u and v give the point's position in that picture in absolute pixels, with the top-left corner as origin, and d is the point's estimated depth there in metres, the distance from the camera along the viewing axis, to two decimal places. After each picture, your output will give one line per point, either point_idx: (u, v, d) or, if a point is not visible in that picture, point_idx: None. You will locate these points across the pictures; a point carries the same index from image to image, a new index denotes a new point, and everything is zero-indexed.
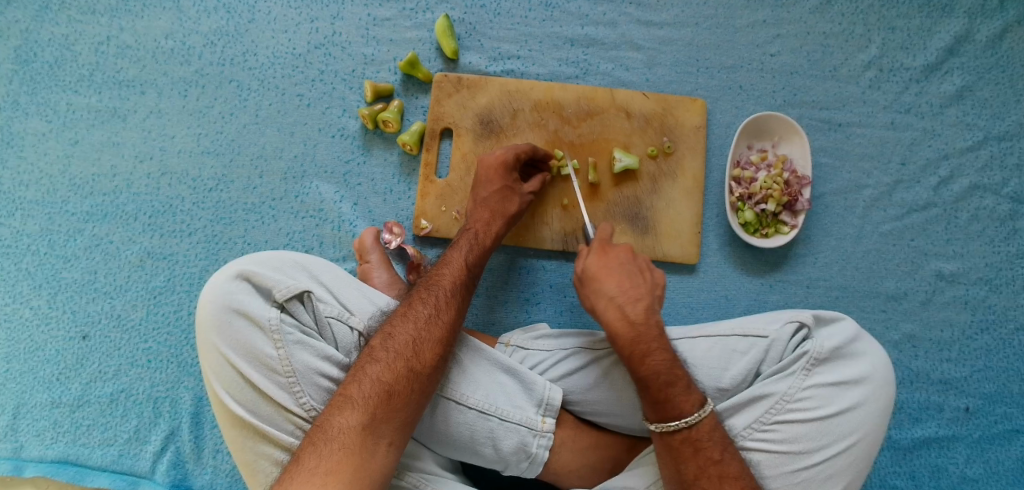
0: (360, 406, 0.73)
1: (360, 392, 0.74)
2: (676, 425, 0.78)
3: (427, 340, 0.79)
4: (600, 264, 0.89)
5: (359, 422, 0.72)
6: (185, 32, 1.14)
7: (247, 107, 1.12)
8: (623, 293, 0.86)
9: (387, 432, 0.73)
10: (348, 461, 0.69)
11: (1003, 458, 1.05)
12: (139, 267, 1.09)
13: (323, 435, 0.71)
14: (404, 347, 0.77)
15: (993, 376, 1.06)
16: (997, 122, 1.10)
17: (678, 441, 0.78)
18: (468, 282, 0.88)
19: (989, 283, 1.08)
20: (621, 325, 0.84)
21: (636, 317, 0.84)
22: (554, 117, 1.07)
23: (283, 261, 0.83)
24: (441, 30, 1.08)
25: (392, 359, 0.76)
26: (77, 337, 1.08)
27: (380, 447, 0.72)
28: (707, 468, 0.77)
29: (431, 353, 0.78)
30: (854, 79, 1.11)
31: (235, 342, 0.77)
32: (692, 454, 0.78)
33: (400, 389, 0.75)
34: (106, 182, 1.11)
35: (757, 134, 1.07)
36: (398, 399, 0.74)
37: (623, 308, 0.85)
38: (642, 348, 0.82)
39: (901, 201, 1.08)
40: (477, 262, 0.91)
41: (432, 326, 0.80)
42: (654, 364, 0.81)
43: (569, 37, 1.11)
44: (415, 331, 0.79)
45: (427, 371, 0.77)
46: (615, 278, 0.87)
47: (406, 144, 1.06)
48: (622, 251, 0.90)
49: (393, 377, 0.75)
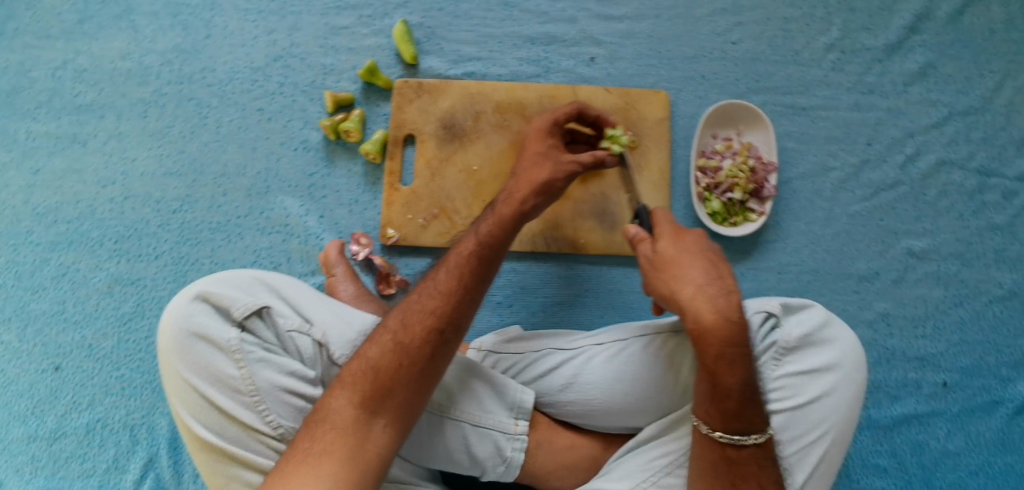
0: (349, 385, 0.71)
1: (351, 371, 0.73)
2: (748, 441, 0.74)
3: (420, 313, 0.76)
4: (677, 249, 0.80)
5: (349, 400, 0.70)
6: (142, 52, 1.13)
7: (207, 125, 1.11)
8: (710, 285, 0.76)
9: (380, 410, 0.70)
10: (342, 442, 0.67)
11: (983, 430, 1.05)
12: (108, 294, 1.09)
13: (318, 416, 0.70)
14: (395, 322, 0.76)
15: (969, 350, 1.07)
16: (961, 97, 1.10)
17: (743, 455, 0.75)
18: (485, 257, 0.81)
19: (960, 258, 1.08)
20: (712, 320, 0.74)
21: (731, 312, 0.74)
22: (517, 117, 1.06)
23: (241, 279, 0.82)
24: (399, 35, 1.07)
25: (381, 335, 0.75)
26: (49, 369, 1.07)
27: (374, 426, 0.69)
28: (767, 482, 0.75)
29: (422, 325, 0.75)
30: (816, 62, 1.11)
31: (197, 366, 0.77)
32: (755, 469, 0.75)
33: (387, 364, 0.72)
34: (70, 210, 1.10)
35: (722, 123, 1.07)
36: (387, 375, 0.72)
37: (713, 302, 0.75)
38: (731, 352, 0.73)
39: (868, 181, 1.08)
40: (492, 233, 0.83)
41: (426, 301, 0.77)
42: (736, 373, 0.73)
43: (528, 35, 1.10)
44: (406, 306, 0.77)
45: (416, 343, 0.74)
46: (699, 266, 0.78)
47: (369, 153, 1.05)
48: (700, 237, 0.82)
49: (379, 353, 0.73)
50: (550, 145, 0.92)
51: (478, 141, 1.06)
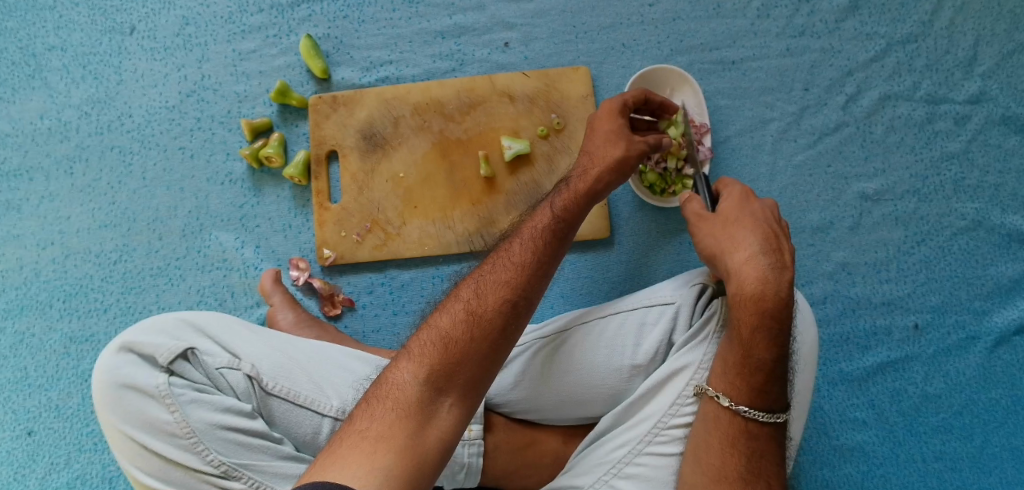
0: (419, 358, 0.63)
1: (417, 344, 0.64)
2: (771, 419, 0.73)
3: (496, 283, 0.68)
4: (729, 219, 0.79)
5: (417, 374, 0.61)
6: (58, 108, 1.12)
7: (132, 171, 1.09)
8: (767, 256, 0.75)
9: (448, 389, 0.62)
10: (403, 423, 0.59)
11: (962, 368, 1.01)
12: (65, 354, 1.09)
13: (378, 394, 0.62)
14: (468, 291, 0.68)
15: (938, 287, 1.03)
16: (898, 25, 1.04)
17: (762, 430, 0.73)
18: (557, 227, 0.74)
19: (917, 194, 1.03)
20: (754, 285, 0.74)
21: (779, 285, 0.74)
22: (437, 117, 1.03)
23: (166, 323, 0.82)
24: (306, 51, 1.04)
25: (455, 306, 0.67)
26: (22, 434, 1.08)
27: (439, 407, 0.61)
28: (775, 456, 0.73)
29: (498, 296, 0.67)
30: (740, 12, 1.06)
31: (131, 416, 0.77)
32: (769, 444, 0.73)
33: (460, 336, 0.64)
34: (15, 276, 1.10)
35: (649, 91, 1.02)
36: (459, 348, 0.63)
37: (765, 273, 0.74)
38: (762, 324, 0.73)
39: (810, 128, 1.04)
40: (566, 208, 0.77)
41: (501, 270, 0.69)
42: (761, 346, 0.73)
43: (438, 30, 1.07)
44: (487, 274, 0.70)
45: (490, 314, 0.66)
46: (754, 237, 0.77)
47: (293, 177, 1.03)
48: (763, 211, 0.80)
49: (451, 323, 0.65)
50: (621, 123, 0.84)
51: (400, 147, 1.03)
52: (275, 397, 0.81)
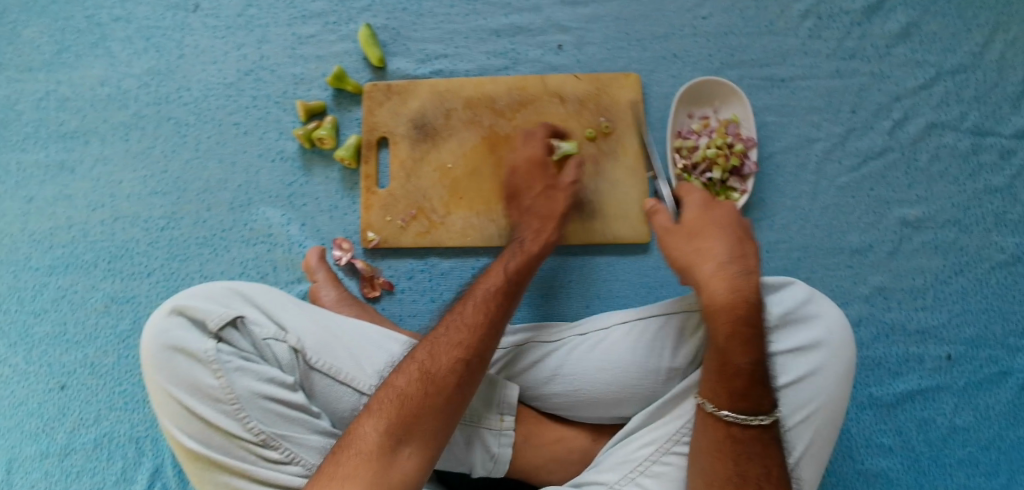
0: (383, 411, 0.72)
1: (381, 399, 0.73)
2: (755, 421, 0.74)
3: (451, 342, 0.77)
4: (698, 230, 0.83)
5: (379, 427, 0.71)
6: (119, 76, 1.15)
7: (186, 143, 1.13)
8: (735, 264, 0.79)
9: (408, 438, 0.71)
10: (364, 469, 0.68)
11: (993, 403, 1.00)
12: (105, 313, 1.12)
13: (347, 442, 0.71)
14: (424, 349, 0.77)
15: (973, 319, 1.02)
16: (949, 55, 1.05)
17: (747, 436, 0.74)
18: (509, 288, 0.85)
19: (958, 224, 1.03)
20: (728, 297, 0.76)
21: (747, 291, 0.77)
22: (487, 112, 1.06)
23: (215, 292, 0.85)
24: (364, 40, 1.07)
25: (411, 364, 0.76)
26: (55, 388, 1.11)
27: (398, 455, 0.70)
28: (769, 465, 0.74)
29: (452, 355, 0.76)
30: (792, 31, 1.06)
31: (178, 379, 0.79)
32: (760, 451, 0.74)
33: (416, 392, 0.73)
34: (64, 234, 1.13)
35: (696, 102, 1.04)
36: (416, 403, 0.72)
37: (734, 281, 0.77)
38: (743, 331, 0.75)
39: (855, 150, 1.04)
40: (518, 271, 0.87)
41: (454, 331, 0.78)
42: (745, 354, 0.75)
43: (493, 28, 1.09)
44: (441, 334, 0.78)
45: (445, 371, 0.75)
46: (723, 243, 0.80)
47: (344, 159, 1.05)
48: (730, 216, 0.84)
49: (406, 382, 0.74)
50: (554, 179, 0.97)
51: (449, 139, 1.06)
52: (318, 372, 0.85)
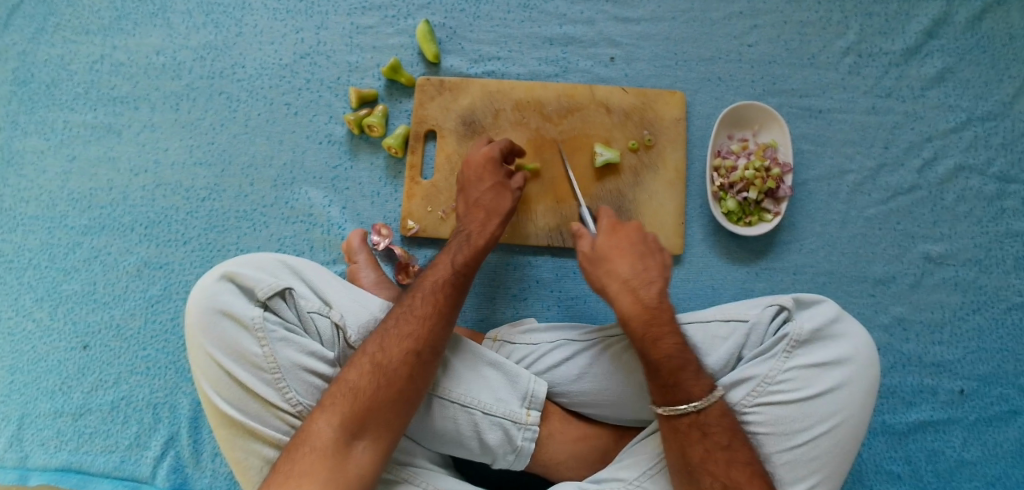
0: (333, 407, 0.73)
1: (332, 395, 0.74)
2: (683, 409, 0.78)
3: (396, 337, 0.78)
4: (612, 245, 0.90)
5: (331, 424, 0.72)
6: (176, 47, 1.17)
7: (236, 118, 1.14)
8: (639, 277, 0.87)
9: (362, 433, 0.73)
10: (322, 463, 0.70)
11: (1002, 440, 1.03)
12: (136, 277, 1.12)
13: (302, 438, 0.72)
14: (372, 346, 0.78)
15: (987, 357, 1.05)
16: (980, 102, 1.10)
17: (686, 425, 0.78)
18: (458, 280, 0.86)
19: (978, 264, 1.07)
20: (636, 308, 0.84)
21: (650, 301, 0.85)
22: (535, 115, 1.08)
23: (265, 261, 0.83)
24: (422, 35, 1.11)
25: (359, 360, 0.77)
26: (77, 347, 1.10)
27: (353, 448, 0.72)
28: (715, 451, 0.77)
29: (398, 348, 0.77)
30: (833, 66, 1.11)
31: (221, 343, 0.77)
32: (700, 437, 0.78)
33: (366, 387, 0.74)
34: (103, 195, 1.14)
35: (737, 124, 1.08)
36: (365, 398, 0.74)
37: (637, 293, 0.85)
38: (654, 331, 0.82)
39: (885, 185, 1.08)
40: (467, 263, 0.88)
41: (402, 324, 0.80)
42: (666, 347, 0.81)
43: (547, 36, 1.13)
44: (386, 330, 0.79)
45: (393, 365, 0.76)
46: (627, 257, 0.89)
47: (391, 147, 1.09)
48: (636, 231, 0.92)
49: (359, 376, 0.75)
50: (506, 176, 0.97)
51: (496, 138, 1.08)
52: (358, 351, 0.84)
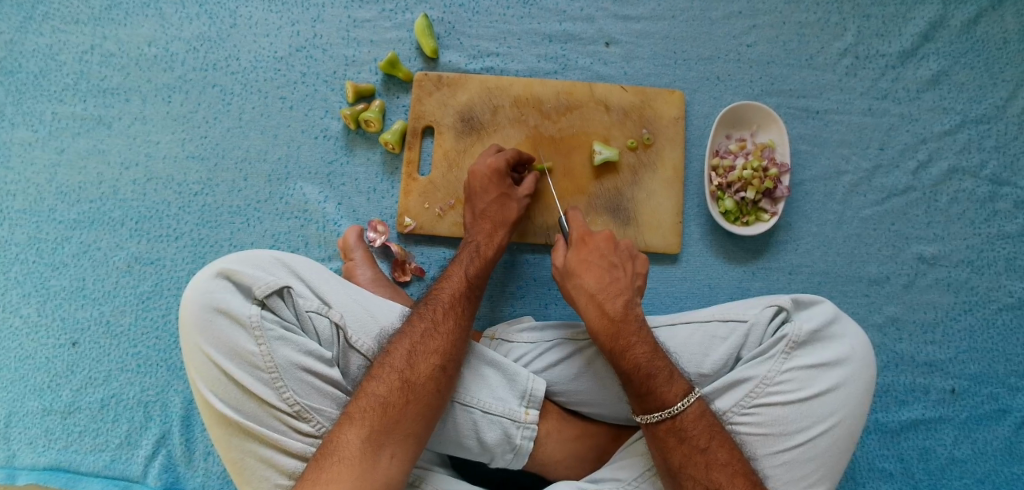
0: (360, 420, 0.73)
1: (358, 407, 0.75)
2: (653, 417, 0.79)
3: (423, 353, 0.79)
4: (580, 258, 0.90)
5: (359, 435, 0.72)
6: (168, 39, 1.14)
7: (230, 111, 1.12)
8: (604, 290, 0.87)
9: (389, 444, 0.73)
10: (349, 474, 0.70)
11: (991, 438, 1.05)
12: (127, 273, 1.09)
13: (327, 449, 0.72)
14: (398, 360, 0.78)
15: (978, 357, 1.07)
16: (974, 105, 1.11)
17: (663, 431, 0.79)
18: (471, 294, 0.88)
19: (970, 265, 1.08)
20: (602, 322, 0.85)
21: (615, 313, 0.85)
22: (534, 112, 1.08)
23: (262, 259, 0.82)
24: (420, 29, 1.09)
25: (386, 373, 0.77)
26: (67, 344, 1.08)
27: (381, 458, 0.72)
28: (693, 456, 0.77)
29: (426, 364, 0.79)
30: (830, 67, 1.12)
31: (218, 341, 0.76)
32: (676, 444, 0.78)
33: (395, 401, 0.75)
34: (93, 189, 1.11)
35: (734, 124, 1.09)
36: (394, 411, 0.74)
37: (602, 305, 0.86)
38: (622, 343, 0.83)
39: (881, 186, 1.09)
40: (478, 274, 0.91)
41: (429, 339, 0.81)
42: (635, 357, 0.82)
43: (546, 33, 1.12)
44: (412, 344, 0.80)
45: (422, 381, 0.77)
46: (593, 272, 0.89)
47: (389, 143, 1.07)
48: (605, 240, 0.91)
49: (386, 390, 0.76)
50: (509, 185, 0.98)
51: (494, 135, 1.08)
52: (356, 351, 0.83)
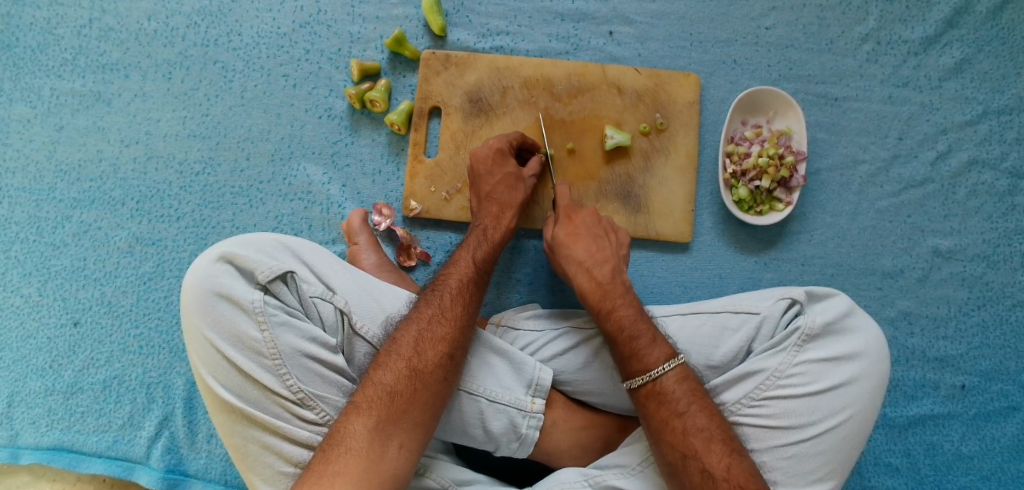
0: (367, 409, 0.72)
1: (365, 397, 0.73)
2: (637, 380, 0.78)
3: (431, 339, 0.78)
4: (568, 232, 0.91)
5: (366, 425, 0.71)
6: (168, 13, 1.11)
7: (232, 88, 1.09)
8: (591, 257, 0.89)
9: (396, 434, 0.72)
10: (356, 464, 0.69)
11: (999, 435, 1.04)
12: (128, 253, 1.08)
13: (334, 440, 0.71)
14: (405, 347, 0.77)
15: (990, 353, 1.05)
16: (997, 95, 1.07)
17: (644, 396, 0.78)
18: (479, 279, 0.86)
19: (986, 260, 1.06)
20: (590, 285, 0.86)
21: (603, 278, 0.87)
22: (544, 94, 1.05)
23: (266, 242, 0.80)
24: (427, 6, 1.05)
25: (394, 361, 0.76)
26: (68, 324, 1.06)
27: (389, 449, 0.71)
28: (671, 421, 0.75)
29: (434, 352, 0.77)
30: (851, 53, 1.08)
31: (219, 327, 0.74)
32: (656, 408, 0.77)
33: (403, 390, 0.74)
34: (93, 168, 1.09)
35: (751, 109, 1.06)
36: (402, 400, 0.73)
37: (590, 270, 0.87)
38: (607, 304, 0.84)
39: (898, 177, 1.07)
40: (486, 259, 0.89)
41: (436, 325, 0.79)
42: (620, 318, 0.82)
43: (559, 12, 1.08)
44: (419, 331, 0.78)
45: (430, 369, 0.76)
46: (582, 242, 0.90)
47: (394, 123, 1.05)
48: (589, 215, 0.93)
49: (394, 379, 0.74)
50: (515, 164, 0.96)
51: (503, 117, 1.05)
52: (361, 338, 0.81)
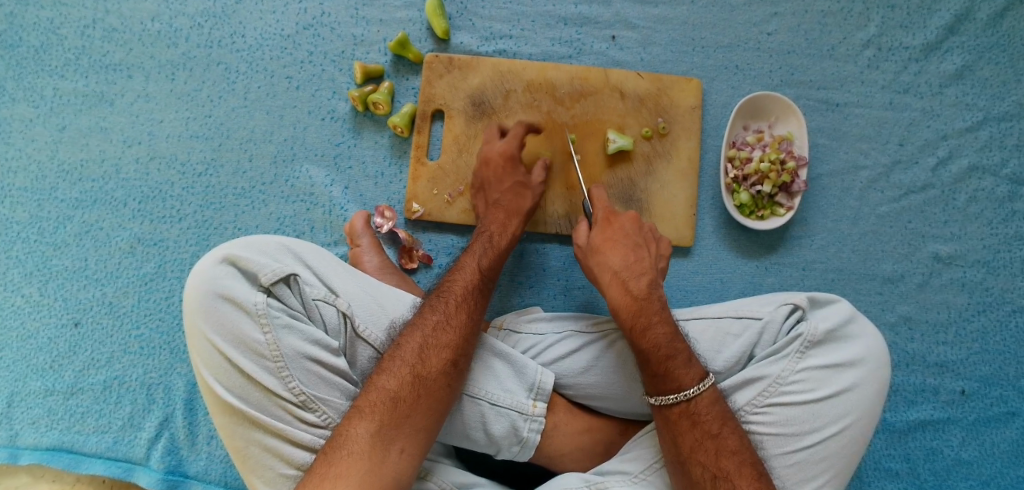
0: (370, 413, 0.72)
1: (368, 401, 0.73)
2: (670, 399, 0.78)
3: (435, 346, 0.78)
4: (605, 237, 0.90)
5: (368, 428, 0.71)
6: (171, 14, 1.11)
7: (235, 90, 1.10)
8: (628, 268, 0.87)
9: (399, 438, 0.72)
10: (358, 467, 0.69)
11: (999, 440, 1.04)
12: (129, 254, 1.07)
13: (336, 442, 0.71)
14: (410, 353, 0.77)
15: (989, 359, 1.06)
16: (997, 102, 1.08)
17: (676, 415, 0.78)
18: (483, 286, 0.86)
19: (986, 265, 1.07)
20: (626, 300, 0.84)
21: (639, 292, 0.85)
22: (547, 98, 1.05)
23: (269, 245, 0.80)
24: (431, 9, 1.06)
25: (398, 366, 0.76)
26: (69, 324, 1.06)
27: (391, 452, 0.71)
28: (703, 441, 0.75)
29: (438, 358, 0.77)
30: (852, 58, 1.09)
31: (222, 329, 0.74)
32: (689, 427, 0.77)
33: (406, 395, 0.74)
34: (95, 168, 1.09)
35: (752, 115, 1.06)
36: (405, 405, 0.73)
37: (626, 283, 0.86)
38: (642, 322, 0.82)
39: (898, 183, 1.07)
40: (492, 266, 0.89)
41: (440, 332, 0.79)
42: (655, 337, 0.81)
43: (562, 16, 1.09)
44: (423, 338, 0.78)
45: (434, 375, 0.76)
46: (619, 251, 0.89)
47: (397, 126, 1.05)
48: (628, 221, 0.92)
49: (397, 384, 0.74)
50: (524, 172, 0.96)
51: (506, 120, 1.05)
52: (363, 341, 0.81)
